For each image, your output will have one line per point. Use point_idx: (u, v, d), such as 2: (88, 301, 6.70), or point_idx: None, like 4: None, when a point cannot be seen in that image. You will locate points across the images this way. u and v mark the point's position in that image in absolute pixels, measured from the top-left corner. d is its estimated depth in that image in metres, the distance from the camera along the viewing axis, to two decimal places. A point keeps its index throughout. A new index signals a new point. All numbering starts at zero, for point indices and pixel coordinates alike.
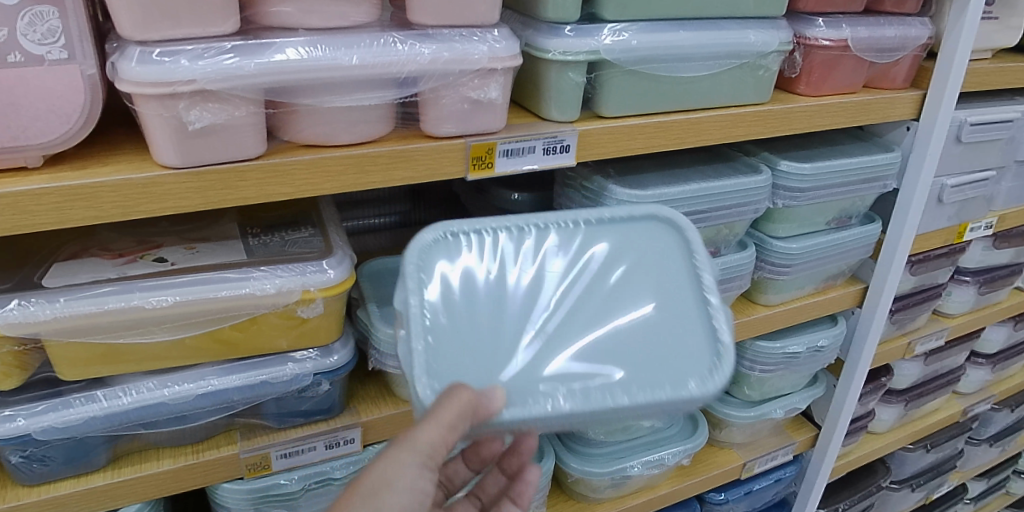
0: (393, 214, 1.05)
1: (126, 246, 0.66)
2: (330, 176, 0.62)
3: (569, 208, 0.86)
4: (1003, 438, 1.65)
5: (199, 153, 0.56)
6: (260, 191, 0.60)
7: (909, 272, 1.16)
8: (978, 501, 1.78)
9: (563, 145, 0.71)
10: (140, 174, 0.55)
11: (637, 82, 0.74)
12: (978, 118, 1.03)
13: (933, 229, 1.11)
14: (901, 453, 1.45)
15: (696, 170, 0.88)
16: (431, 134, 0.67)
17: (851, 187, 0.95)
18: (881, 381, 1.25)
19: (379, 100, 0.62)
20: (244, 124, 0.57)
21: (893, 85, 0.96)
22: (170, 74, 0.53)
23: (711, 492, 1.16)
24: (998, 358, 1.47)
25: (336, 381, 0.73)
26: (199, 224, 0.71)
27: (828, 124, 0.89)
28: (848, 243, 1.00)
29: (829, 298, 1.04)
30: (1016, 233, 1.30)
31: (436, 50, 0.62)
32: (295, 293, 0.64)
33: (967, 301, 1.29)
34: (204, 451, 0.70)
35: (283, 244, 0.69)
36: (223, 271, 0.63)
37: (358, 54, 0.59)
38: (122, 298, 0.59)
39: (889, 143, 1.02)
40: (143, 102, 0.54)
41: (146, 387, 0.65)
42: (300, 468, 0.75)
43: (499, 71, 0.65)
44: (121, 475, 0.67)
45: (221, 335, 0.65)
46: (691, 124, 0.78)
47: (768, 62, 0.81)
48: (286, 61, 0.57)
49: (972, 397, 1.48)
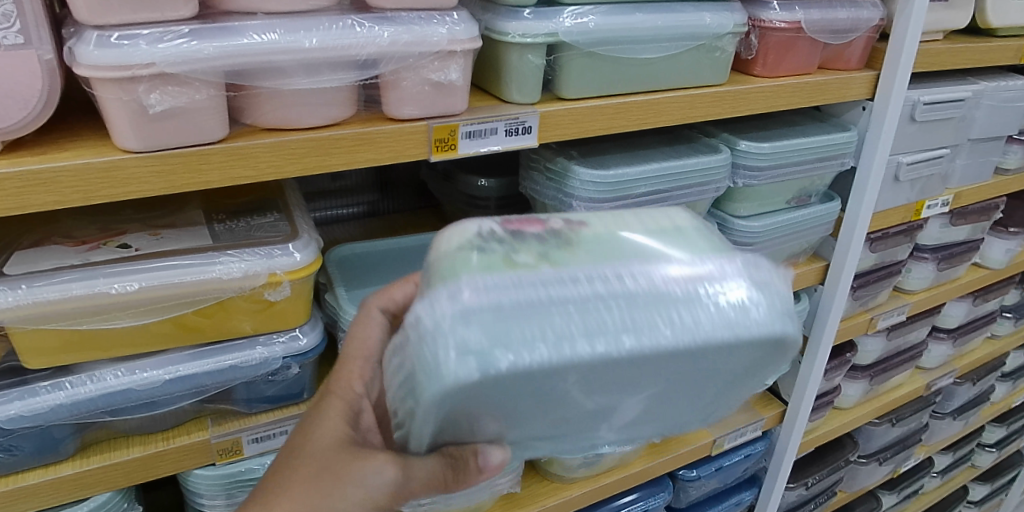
0: (361, 203, 1.06)
1: (89, 233, 0.66)
2: (293, 159, 0.63)
3: (535, 190, 0.87)
4: (966, 411, 1.70)
5: (160, 136, 0.57)
6: (222, 174, 0.60)
7: (869, 249, 1.19)
8: (944, 474, 1.84)
9: (526, 126, 0.73)
10: (101, 158, 0.56)
11: (596, 64, 0.76)
12: (931, 97, 1.07)
13: (891, 207, 1.14)
14: (868, 428, 1.49)
15: (658, 150, 0.90)
16: (393, 117, 0.67)
17: (809, 165, 0.98)
18: (845, 357, 1.29)
19: (341, 82, 0.63)
20: (205, 107, 0.58)
21: (848, 66, 0.98)
22: (129, 58, 0.53)
23: (684, 469, 1.19)
24: (958, 332, 1.52)
25: (306, 364, 0.73)
26: (163, 212, 0.71)
27: (785, 104, 0.92)
28: (809, 220, 1.03)
29: (792, 275, 1.07)
30: (972, 210, 1.34)
31: (395, 32, 0.63)
32: (261, 276, 0.65)
33: (926, 277, 1.33)
34: (174, 438, 0.71)
35: (248, 229, 0.69)
36: (189, 256, 0.63)
37: (317, 37, 0.60)
38: (86, 284, 0.60)
39: (846, 123, 1.04)
40: (101, 86, 0.54)
41: (113, 374, 0.65)
42: (272, 452, 0.75)
43: (459, 53, 0.66)
44: (90, 464, 0.67)
45: (188, 320, 0.65)
46: (650, 105, 0.80)
47: (724, 44, 0.83)
48: (245, 45, 0.57)
49: (935, 372, 1.53)
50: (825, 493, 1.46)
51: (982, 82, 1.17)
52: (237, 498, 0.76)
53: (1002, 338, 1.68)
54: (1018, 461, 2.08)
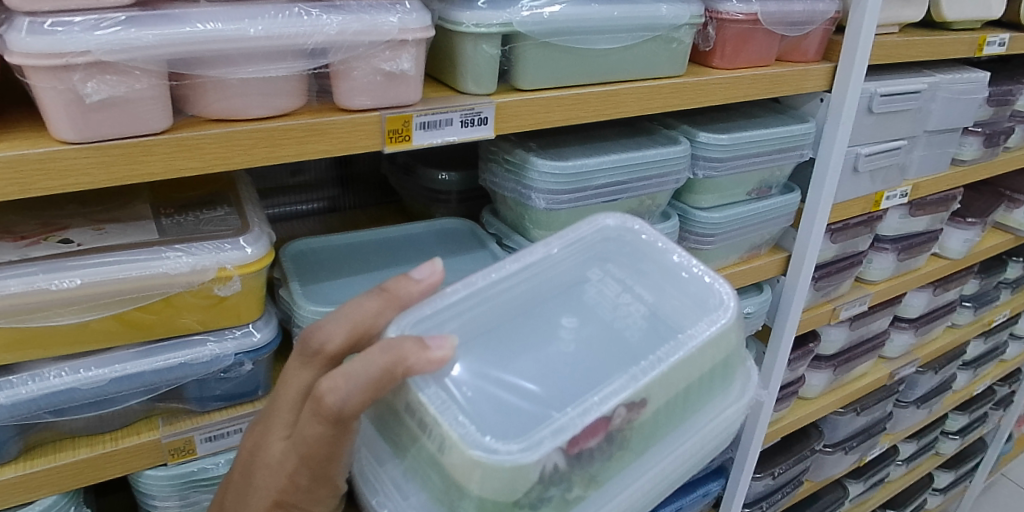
0: (321, 199, 1.04)
1: (29, 228, 0.64)
2: (240, 150, 0.61)
3: (495, 183, 0.87)
4: (929, 399, 1.74)
5: (99, 127, 0.55)
6: (166, 166, 0.59)
7: (830, 240, 1.21)
8: (909, 461, 1.88)
9: (481, 117, 0.72)
10: (36, 149, 0.54)
11: (552, 55, 0.75)
12: (887, 89, 1.08)
13: (851, 198, 1.15)
14: (833, 417, 1.52)
15: (618, 142, 0.90)
16: (345, 108, 0.66)
17: (768, 156, 0.99)
18: (808, 347, 1.31)
19: (289, 71, 0.62)
20: (145, 96, 0.56)
21: (805, 58, 0.99)
22: (63, 45, 0.51)
23: None
24: (920, 322, 1.54)
25: (260, 361, 0.72)
26: (109, 206, 0.69)
27: (743, 95, 0.92)
28: (770, 211, 1.04)
29: (753, 266, 1.08)
30: (930, 201, 1.36)
31: (344, 21, 0.62)
32: (209, 271, 0.63)
33: (887, 267, 1.36)
34: (123, 438, 0.69)
35: (197, 223, 0.68)
36: (134, 251, 0.62)
37: (262, 25, 0.59)
38: (23, 280, 0.57)
39: (805, 114, 1.05)
40: (35, 75, 0.53)
41: (55, 373, 0.63)
42: (226, 452, 0.74)
43: (411, 42, 0.65)
44: (33, 467, 0.65)
45: (135, 316, 0.63)
46: (608, 96, 0.80)
47: (681, 35, 0.83)
48: (188, 33, 0.56)
49: (898, 361, 1.55)
50: (792, 482, 1.48)
51: (938, 74, 1.19)
52: (191, 499, 0.74)
53: (962, 327, 1.71)
54: (981, 448, 2.13)
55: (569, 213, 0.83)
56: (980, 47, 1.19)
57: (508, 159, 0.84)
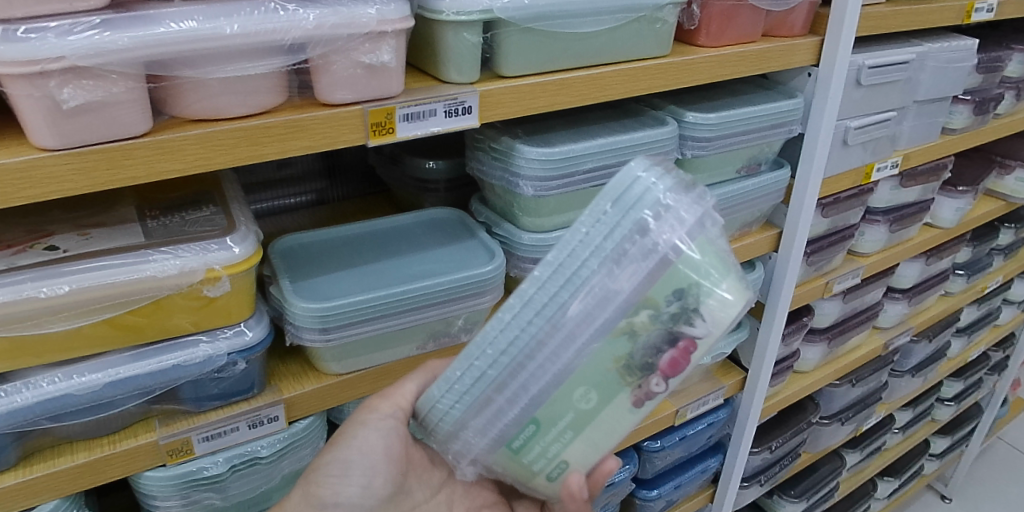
0: (309, 192, 1.04)
1: (14, 236, 0.64)
2: (223, 149, 0.61)
3: (482, 171, 0.87)
4: (924, 367, 1.75)
5: (78, 132, 0.54)
6: (148, 170, 0.58)
7: (821, 214, 1.21)
8: (906, 429, 1.91)
9: (465, 106, 0.72)
10: (15, 158, 0.53)
11: (535, 40, 0.74)
12: (875, 61, 1.07)
13: (841, 171, 1.15)
14: (828, 389, 1.53)
15: (604, 125, 0.90)
16: (326, 103, 0.66)
17: (757, 133, 0.98)
18: (803, 321, 1.32)
19: (268, 68, 0.61)
20: (124, 100, 0.55)
21: (791, 33, 0.98)
22: (37, 52, 0.51)
23: (648, 441, 1.23)
24: (913, 292, 1.55)
25: (253, 359, 0.72)
26: (93, 211, 0.69)
27: (730, 73, 0.91)
28: (759, 188, 1.03)
29: (745, 244, 1.08)
30: (921, 171, 1.37)
31: (321, 15, 0.61)
32: (197, 272, 0.63)
33: (879, 239, 1.36)
34: (121, 441, 0.69)
35: (183, 225, 0.68)
36: (120, 255, 0.62)
37: (238, 22, 0.58)
38: (12, 290, 0.57)
39: (793, 89, 1.05)
40: (11, 82, 0.52)
41: (49, 380, 0.63)
42: (223, 450, 0.74)
43: (390, 33, 0.64)
44: (33, 472, 0.65)
45: (125, 320, 0.63)
46: (593, 80, 0.79)
47: (665, 14, 0.82)
48: (163, 33, 0.55)
49: (892, 331, 1.56)
50: (790, 455, 1.50)
51: (925, 44, 1.18)
52: (192, 499, 0.75)
53: (955, 295, 1.72)
54: (977, 412, 2.15)
55: (558, 198, 0.83)
56: (968, 14, 1.18)
57: (493, 148, 0.84)
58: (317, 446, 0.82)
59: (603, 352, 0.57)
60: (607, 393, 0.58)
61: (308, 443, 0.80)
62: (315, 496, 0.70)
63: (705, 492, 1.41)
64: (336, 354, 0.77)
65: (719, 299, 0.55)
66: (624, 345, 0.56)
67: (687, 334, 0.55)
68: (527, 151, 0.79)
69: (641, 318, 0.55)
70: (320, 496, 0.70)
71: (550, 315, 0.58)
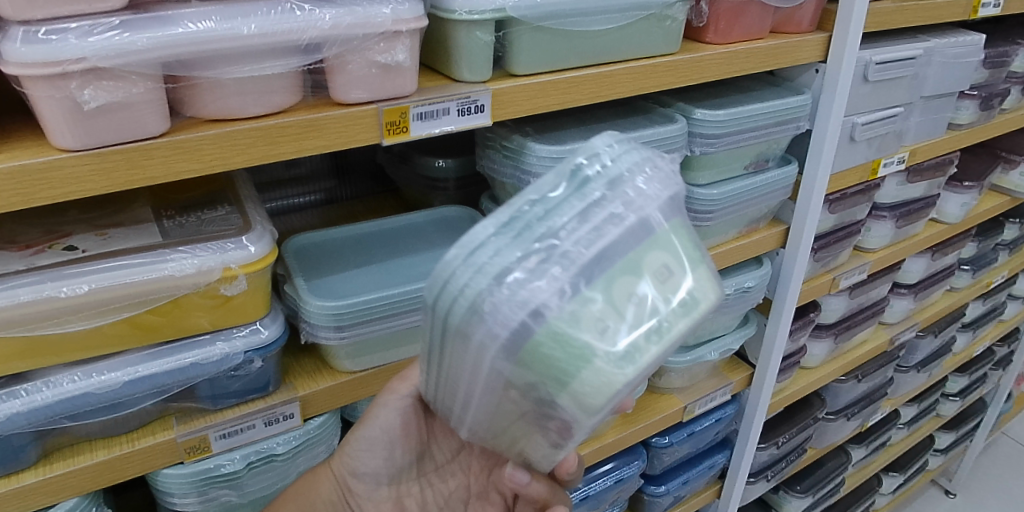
0: (318, 191, 1.04)
1: (33, 237, 0.64)
2: (239, 149, 0.61)
3: (493, 169, 0.87)
4: (929, 363, 1.76)
5: (99, 133, 0.55)
6: (165, 169, 0.58)
7: (828, 211, 1.21)
8: (911, 424, 1.91)
9: (478, 105, 0.72)
10: (37, 159, 0.54)
11: (547, 38, 0.75)
12: (882, 57, 1.08)
13: (848, 167, 1.15)
14: (834, 385, 1.54)
15: (614, 123, 0.90)
16: (341, 102, 0.66)
17: (765, 129, 0.99)
18: (809, 317, 1.32)
19: (284, 68, 0.61)
20: (143, 101, 0.56)
21: (799, 29, 0.99)
22: (58, 53, 0.51)
23: (656, 437, 1.23)
24: (919, 287, 1.56)
25: (269, 357, 0.73)
26: (109, 211, 0.70)
27: (738, 70, 0.92)
28: (767, 184, 1.04)
29: (753, 240, 1.08)
30: (927, 166, 1.37)
31: (337, 15, 0.61)
32: (215, 271, 0.63)
33: (885, 234, 1.36)
34: (139, 439, 0.70)
35: (199, 224, 0.68)
36: (139, 255, 0.62)
37: (255, 22, 0.58)
38: (33, 290, 0.58)
39: (801, 85, 1.05)
40: (32, 84, 0.52)
41: (68, 379, 0.63)
42: (240, 448, 0.75)
43: (405, 33, 0.65)
44: (53, 471, 0.65)
45: (144, 319, 0.64)
46: (603, 77, 0.79)
47: (674, 12, 0.82)
48: (181, 34, 0.56)
49: (898, 326, 1.57)
50: (796, 451, 1.51)
51: (932, 39, 1.18)
52: (209, 496, 0.75)
53: (960, 290, 1.72)
54: (982, 408, 2.15)
55: None
56: (975, 10, 1.18)
57: (503, 146, 0.84)
58: (331, 443, 0.83)
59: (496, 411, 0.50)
60: (523, 433, 0.51)
61: (323, 440, 0.81)
62: (346, 465, 0.74)
63: (713, 487, 1.41)
64: (350, 352, 0.78)
65: (594, 377, 0.42)
66: (510, 405, 0.48)
67: (557, 415, 0.46)
68: (539, 149, 0.80)
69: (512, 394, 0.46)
70: (350, 467, 0.73)
71: (441, 360, 0.51)
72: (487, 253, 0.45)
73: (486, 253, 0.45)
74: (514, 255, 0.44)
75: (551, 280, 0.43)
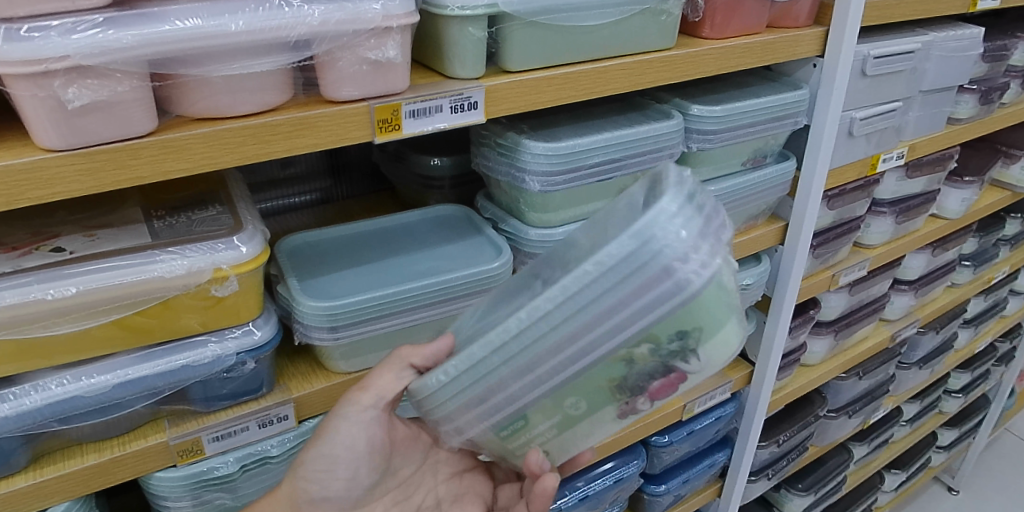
0: (313, 191, 1.04)
1: (20, 238, 0.64)
2: (228, 148, 0.60)
3: (488, 166, 0.86)
4: (931, 359, 1.75)
5: (84, 132, 0.54)
6: (153, 169, 0.58)
7: (827, 207, 1.21)
8: (913, 421, 1.90)
9: (470, 102, 0.71)
10: (22, 159, 0.53)
11: (540, 34, 0.74)
12: (881, 51, 1.07)
13: (847, 163, 1.14)
14: (835, 382, 1.53)
15: (610, 120, 0.90)
16: (332, 99, 0.65)
17: (763, 125, 0.98)
18: (809, 314, 1.32)
19: (273, 66, 0.61)
20: (129, 99, 0.55)
21: (797, 23, 0.98)
22: (41, 51, 0.50)
23: (656, 436, 1.23)
24: (919, 284, 1.55)
25: (262, 358, 0.72)
26: (99, 212, 0.69)
27: (735, 65, 0.91)
28: (765, 180, 1.03)
29: (751, 237, 1.07)
30: (927, 161, 1.36)
31: (326, 10, 0.60)
32: (205, 272, 0.63)
33: (885, 230, 1.35)
34: (131, 442, 0.69)
35: (190, 224, 0.67)
36: (127, 256, 0.61)
37: (243, 19, 0.57)
38: (20, 292, 0.57)
39: (798, 80, 1.04)
40: (15, 84, 0.52)
41: (58, 382, 0.62)
42: (233, 450, 0.74)
43: (396, 29, 0.64)
44: (43, 475, 0.65)
45: (134, 320, 0.63)
46: (598, 73, 0.78)
47: (669, 6, 0.82)
48: (167, 31, 0.55)
49: (899, 323, 1.56)
50: (797, 449, 1.50)
51: (931, 33, 1.18)
52: (203, 498, 0.75)
53: (962, 286, 1.71)
54: (984, 404, 2.14)
55: (565, 193, 0.83)
56: (974, 3, 1.17)
57: (497, 143, 0.84)
58: None
59: (600, 371, 0.59)
60: (591, 404, 0.62)
61: None
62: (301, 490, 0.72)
63: (713, 486, 1.41)
64: (344, 353, 0.77)
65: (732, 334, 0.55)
66: (622, 369, 0.58)
67: (680, 368, 0.57)
68: (534, 145, 0.79)
69: (642, 351, 0.56)
70: (307, 493, 0.72)
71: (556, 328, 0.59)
72: (670, 226, 0.53)
73: (632, 239, 0.54)
74: (695, 229, 0.53)
75: (704, 251, 0.53)
